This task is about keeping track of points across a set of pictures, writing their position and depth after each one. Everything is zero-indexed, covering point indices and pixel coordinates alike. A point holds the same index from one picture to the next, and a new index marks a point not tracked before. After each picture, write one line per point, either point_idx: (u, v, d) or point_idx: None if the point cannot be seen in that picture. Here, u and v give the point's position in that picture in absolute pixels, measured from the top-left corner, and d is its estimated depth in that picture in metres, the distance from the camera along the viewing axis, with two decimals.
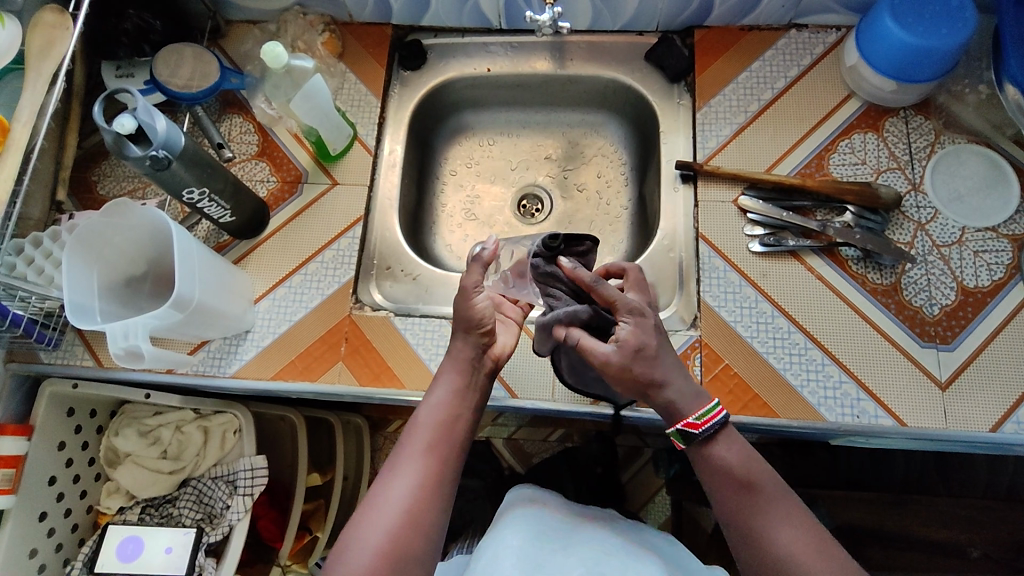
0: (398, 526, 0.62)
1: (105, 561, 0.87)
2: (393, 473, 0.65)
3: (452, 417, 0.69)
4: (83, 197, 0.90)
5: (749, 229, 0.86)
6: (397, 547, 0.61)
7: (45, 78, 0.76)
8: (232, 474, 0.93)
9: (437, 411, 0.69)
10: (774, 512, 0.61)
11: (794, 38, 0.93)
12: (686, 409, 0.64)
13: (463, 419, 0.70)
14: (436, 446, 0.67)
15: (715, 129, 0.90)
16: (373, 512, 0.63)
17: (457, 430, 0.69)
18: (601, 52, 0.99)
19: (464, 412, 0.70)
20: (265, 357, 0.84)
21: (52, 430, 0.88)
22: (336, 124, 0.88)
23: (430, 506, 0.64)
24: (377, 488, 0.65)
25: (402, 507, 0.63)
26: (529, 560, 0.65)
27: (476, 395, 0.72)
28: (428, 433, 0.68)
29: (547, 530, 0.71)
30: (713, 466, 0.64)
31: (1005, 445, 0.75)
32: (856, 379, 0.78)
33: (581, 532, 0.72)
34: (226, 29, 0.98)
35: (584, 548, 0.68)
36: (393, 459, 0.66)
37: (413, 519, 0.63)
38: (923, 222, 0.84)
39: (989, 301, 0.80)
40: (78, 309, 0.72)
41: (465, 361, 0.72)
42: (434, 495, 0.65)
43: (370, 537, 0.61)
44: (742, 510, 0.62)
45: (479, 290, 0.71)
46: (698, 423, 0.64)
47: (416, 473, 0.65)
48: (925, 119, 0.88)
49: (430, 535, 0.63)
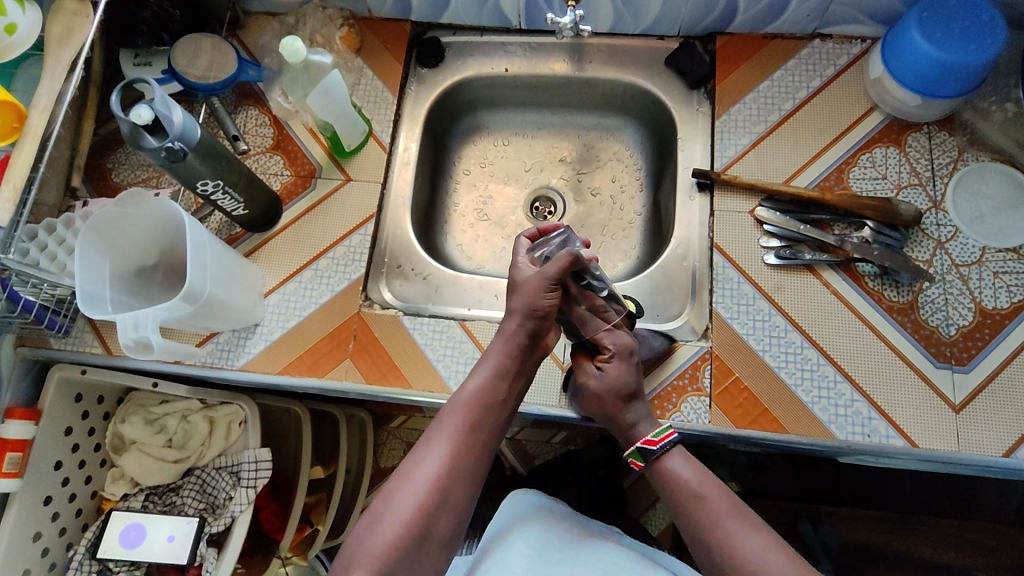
0: (427, 501, 0.65)
1: (108, 547, 0.89)
2: (426, 447, 0.68)
3: (494, 399, 0.72)
4: (98, 183, 0.90)
5: (765, 240, 0.85)
6: (426, 519, 0.64)
7: (63, 66, 0.77)
8: (237, 466, 0.92)
9: (479, 392, 0.72)
10: (733, 520, 0.68)
11: (818, 48, 0.91)
12: (643, 429, 0.76)
13: (503, 403, 0.73)
14: (473, 428, 0.70)
15: (734, 137, 0.89)
16: (404, 484, 0.66)
17: (496, 413, 0.72)
18: (621, 54, 0.97)
19: (505, 396, 0.73)
20: (273, 351, 0.84)
21: (60, 415, 0.88)
22: (352, 120, 0.87)
23: (458, 486, 0.67)
24: (410, 462, 0.68)
25: (432, 482, 0.66)
26: (534, 568, 0.66)
27: (518, 377, 0.75)
28: (466, 413, 0.70)
29: (555, 543, 0.71)
30: (671, 481, 0.73)
31: (1018, 471, 0.74)
32: (868, 398, 0.77)
33: (589, 545, 0.73)
34: (245, 20, 0.97)
35: (593, 559, 0.69)
36: (429, 434, 0.69)
37: (440, 491, 0.66)
38: (943, 240, 0.83)
39: (1007, 324, 0.79)
40: (88, 298, 0.72)
41: (515, 346, 0.74)
42: (463, 473, 0.68)
43: (400, 509, 0.64)
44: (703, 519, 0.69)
45: (554, 286, 0.73)
46: (655, 441, 0.75)
47: (450, 451, 0.68)
48: (948, 135, 0.87)
49: (455, 512, 0.66)
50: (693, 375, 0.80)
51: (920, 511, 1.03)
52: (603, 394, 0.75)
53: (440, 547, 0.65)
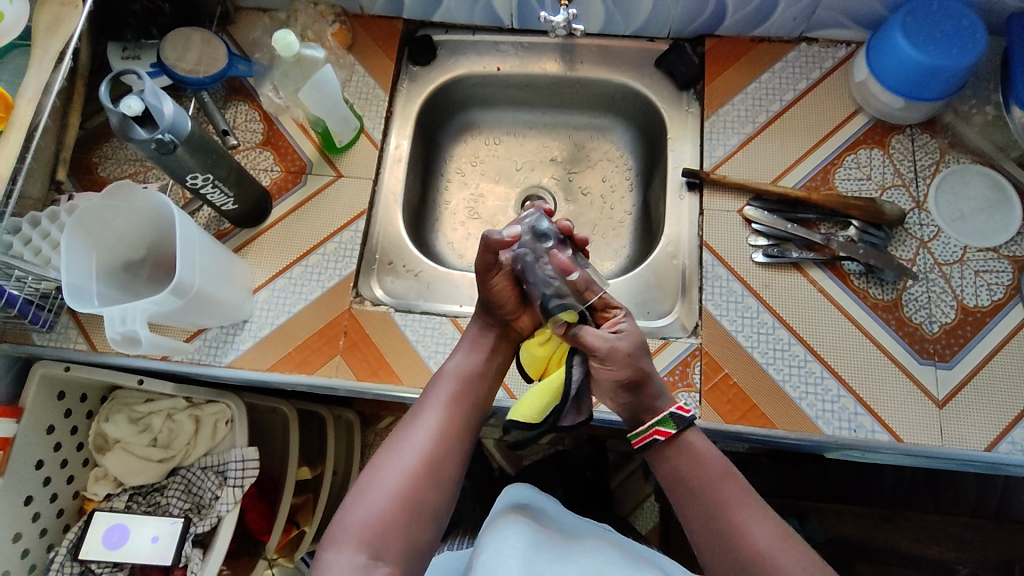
0: (416, 471, 0.67)
1: (90, 547, 0.88)
2: (413, 421, 0.70)
3: (475, 373, 0.74)
4: (83, 177, 0.89)
5: (754, 239, 0.86)
6: (415, 489, 0.66)
7: (51, 56, 0.75)
8: (223, 466, 0.92)
9: (460, 369, 0.74)
10: (745, 511, 0.65)
11: (804, 51, 0.93)
12: (666, 399, 0.69)
13: (487, 379, 0.75)
14: (456, 402, 0.72)
15: (722, 137, 0.90)
16: (393, 456, 0.68)
17: (480, 387, 0.74)
18: (612, 55, 0.98)
19: (487, 370, 0.75)
20: (262, 347, 0.83)
21: (42, 414, 0.87)
22: (343, 115, 0.87)
23: (444, 460, 0.68)
24: (397, 438, 0.70)
25: (421, 453, 0.68)
26: (531, 564, 0.66)
27: (500, 355, 0.77)
28: (448, 387, 0.73)
29: (546, 540, 0.71)
30: (689, 461, 0.68)
31: (999, 465, 0.76)
32: (854, 393, 0.79)
33: (578, 543, 0.73)
34: (236, 15, 0.96)
35: (583, 557, 0.70)
36: (416, 409, 0.72)
37: (428, 462, 0.68)
38: (926, 239, 0.84)
39: (989, 321, 0.81)
40: (76, 292, 0.71)
41: (491, 325, 0.77)
42: (451, 444, 0.70)
43: (389, 480, 0.66)
44: (715, 507, 0.65)
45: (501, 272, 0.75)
46: (686, 407, 0.68)
47: (435, 423, 0.70)
48: (931, 138, 0.89)
49: (447, 483, 0.68)
50: (683, 372, 0.81)
51: (903, 507, 1.05)
52: (632, 348, 0.68)
53: (432, 517, 0.66)
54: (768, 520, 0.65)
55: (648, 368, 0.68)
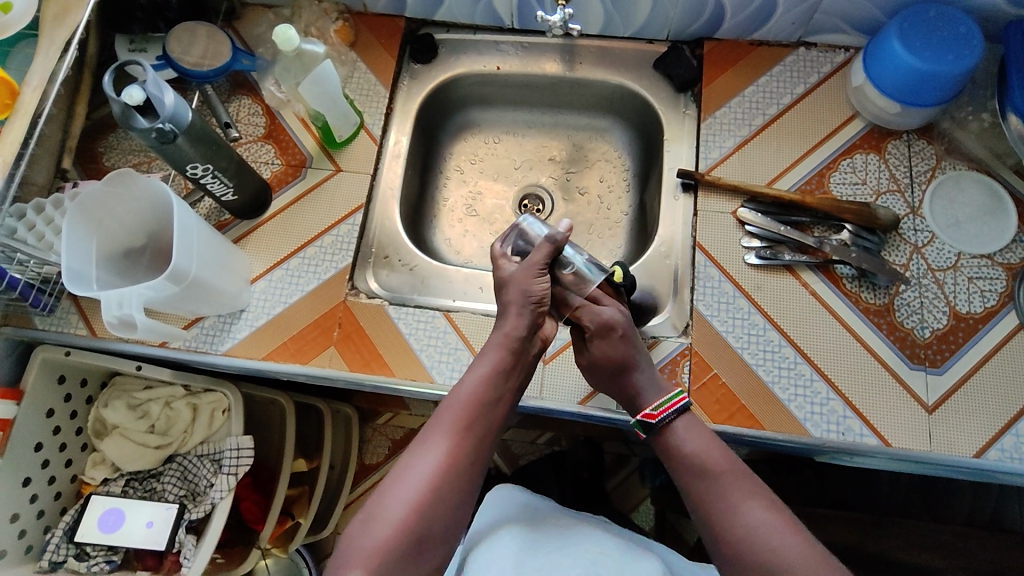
0: (422, 502, 0.65)
1: (86, 531, 0.89)
2: (421, 447, 0.69)
3: (489, 395, 0.71)
4: (88, 166, 0.91)
5: (747, 241, 0.86)
6: (422, 519, 0.65)
7: (57, 45, 0.77)
8: (219, 454, 0.93)
9: (477, 391, 0.71)
10: (742, 497, 0.66)
11: (802, 56, 0.93)
12: (648, 399, 0.74)
13: (501, 400, 0.73)
14: (467, 429, 0.70)
15: (719, 140, 0.91)
16: (399, 485, 0.66)
17: (493, 410, 0.71)
18: (611, 57, 0.99)
19: (502, 391, 0.72)
20: (258, 338, 0.85)
21: (41, 397, 0.88)
22: (343, 110, 0.88)
23: (452, 489, 0.67)
24: (404, 464, 0.68)
25: (428, 482, 0.66)
26: (524, 564, 0.66)
27: (518, 375, 0.74)
28: (460, 413, 0.70)
29: (544, 534, 0.72)
30: (677, 452, 0.71)
31: (988, 472, 0.76)
32: (843, 396, 0.79)
33: (575, 532, 0.73)
34: (242, 11, 0.98)
35: (582, 547, 0.70)
36: (425, 434, 0.70)
37: (436, 492, 0.66)
38: (919, 245, 0.84)
39: (981, 328, 0.81)
40: (75, 276, 0.73)
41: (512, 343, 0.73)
42: (460, 472, 0.68)
43: (394, 510, 0.65)
44: (710, 494, 0.68)
45: (543, 273, 0.75)
46: (656, 412, 0.73)
47: (443, 449, 0.68)
48: (927, 144, 0.89)
49: (453, 512, 0.67)
50: (672, 370, 0.81)
51: (896, 514, 1.05)
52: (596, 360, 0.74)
53: (437, 546, 0.66)
54: (766, 507, 0.66)
55: (625, 377, 0.74)
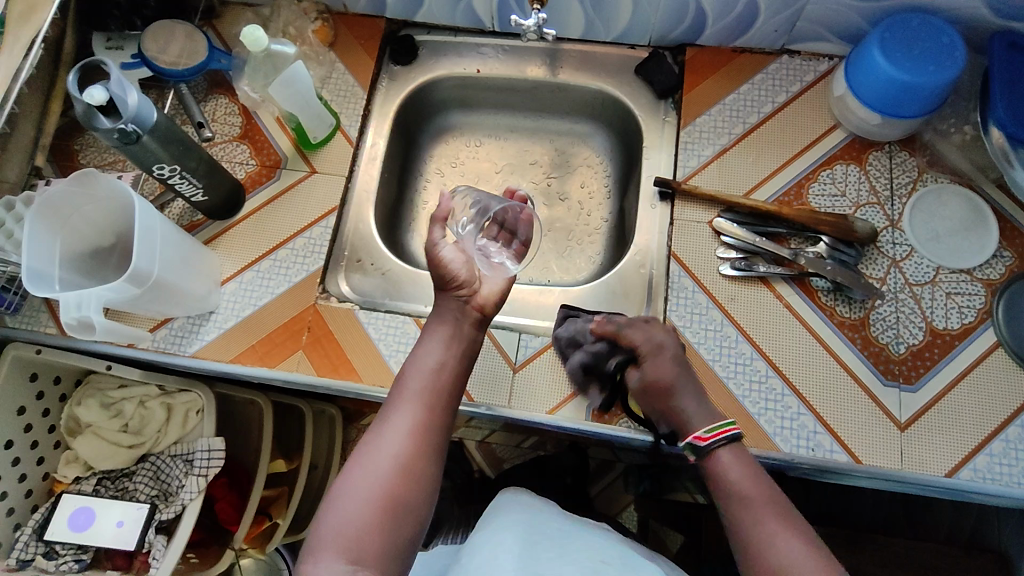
0: (390, 473, 0.65)
1: (56, 529, 0.89)
2: (385, 422, 0.69)
3: (442, 366, 0.73)
4: (63, 164, 0.90)
5: (723, 252, 0.85)
6: (391, 489, 0.64)
7: (23, 43, 0.77)
8: (190, 454, 0.92)
9: (428, 363, 0.73)
10: (777, 524, 0.63)
11: (785, 64, 0.92)
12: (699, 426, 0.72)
13: (455, 373, 0.74)
14: (425, 399, 0.70)
15: (698, 148, 0.90)
16: (366, 459, 0.66)
17: (450, 381, 0.72)
18: (593, 61, 0.98)
19: (453, 361, 0.74)
20: (226, 340, 0.84)
21: (11, 395, 0.88)
22: (317, 112, 0.88)
23: (419, 458, 0.67)
24: (369, 440, 0.68)
25: (394, 453, 0.66)
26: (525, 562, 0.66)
27: (465, 345, 0.76)
28: (418, 386, 0.71)
29: (542, 534, 0.72)
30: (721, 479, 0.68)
31: (961, 492, 0.74)
32: (814, 411, 0.78)
33: (577, 536, 0.73)
34: (221, 10, 0.97)
35: (581, 552, 0.69)
36: (386, 409, 0.70)
37: (403, 462, 0.66)
38: (898, 259, 0.83)
39: (957, 344, 0.79)
40: (36, 275, 0.72)
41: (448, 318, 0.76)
42: (425, 442, 0.68)
43: (363, 484, 0.64)
44: (743, 521, 0.65)
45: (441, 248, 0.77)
46: (705, 436, 0.70)
47: (406, 421, 0.68)
48: (909, 155, 0.87)
49: (424, 483, 0.66)
50: None
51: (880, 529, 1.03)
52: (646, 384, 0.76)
53: (412, 519, 0.64)
54: (805, 542, 0.62)
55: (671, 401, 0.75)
